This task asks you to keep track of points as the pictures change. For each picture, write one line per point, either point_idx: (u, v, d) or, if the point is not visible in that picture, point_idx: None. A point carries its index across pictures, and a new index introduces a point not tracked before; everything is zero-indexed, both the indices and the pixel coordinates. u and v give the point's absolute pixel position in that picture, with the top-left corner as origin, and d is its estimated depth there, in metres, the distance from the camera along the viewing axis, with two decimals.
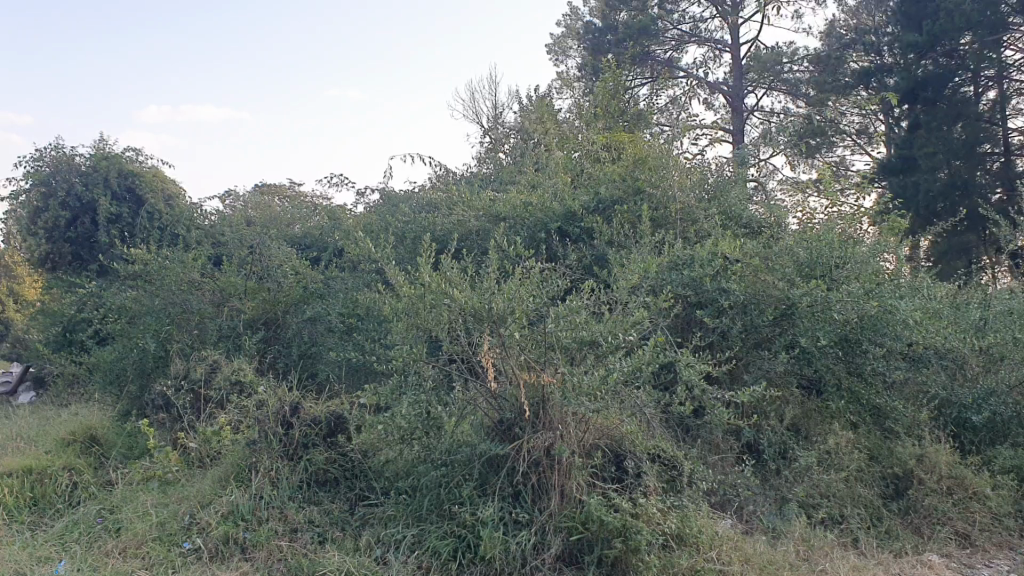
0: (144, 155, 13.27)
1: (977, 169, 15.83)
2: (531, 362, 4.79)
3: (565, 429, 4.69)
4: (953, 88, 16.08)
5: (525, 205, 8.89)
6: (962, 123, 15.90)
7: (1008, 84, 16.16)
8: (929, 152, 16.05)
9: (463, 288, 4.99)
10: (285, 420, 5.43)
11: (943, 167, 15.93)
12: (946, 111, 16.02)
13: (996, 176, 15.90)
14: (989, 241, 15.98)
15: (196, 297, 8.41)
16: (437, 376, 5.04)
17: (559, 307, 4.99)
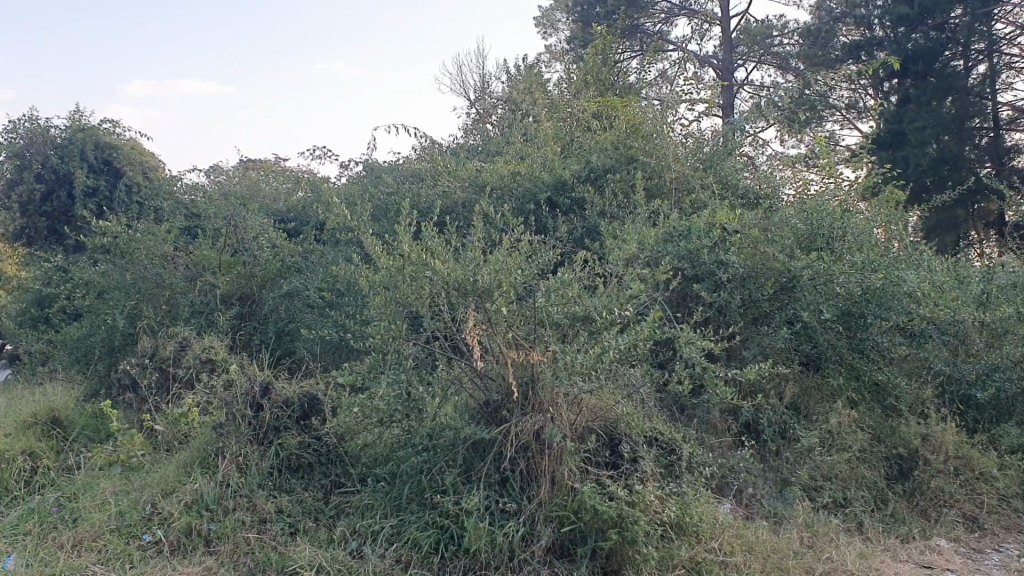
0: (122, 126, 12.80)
1: (966, 143, 15.46)
2: (519, 339, 4.41)
3: (556, 411, 4.33)
4: (944, 63, 15.76)
5: (514, 175, 8.51)
6: (952, 97, 15.48)
7: (998, 58, 15.91)
8: (919, 126, 15.54)
9: (445, 259, 4.61)
10: (256, 402, 5.01)
11: (932, 141, 15.45)
12: (935, 86, 15.57)
13: (987, 150, 15.57)
14: (979, 214, 15.90)
15: (167, 271, 8.00)
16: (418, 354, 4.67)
17: (550, 280, 4.64)
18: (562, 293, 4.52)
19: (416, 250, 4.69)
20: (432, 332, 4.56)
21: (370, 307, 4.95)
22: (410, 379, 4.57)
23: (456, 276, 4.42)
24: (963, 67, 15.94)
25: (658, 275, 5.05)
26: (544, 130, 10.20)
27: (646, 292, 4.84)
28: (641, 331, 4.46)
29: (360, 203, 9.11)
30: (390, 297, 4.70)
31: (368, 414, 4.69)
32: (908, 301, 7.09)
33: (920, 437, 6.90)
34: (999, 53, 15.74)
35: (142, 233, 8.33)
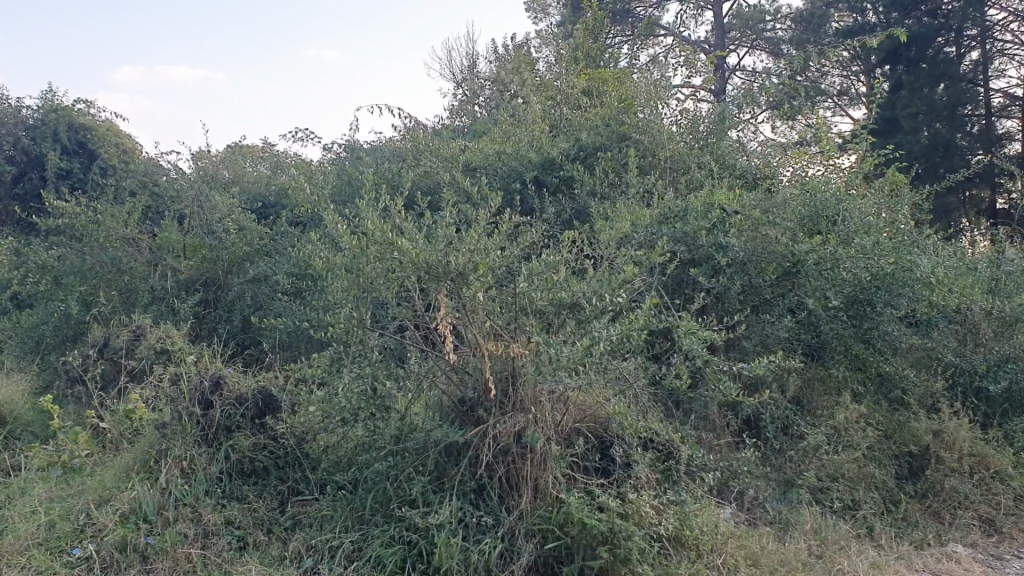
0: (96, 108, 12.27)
1: (959, 129, 15.03)
2: (498, 330, 3.92)
3: (539, 411, 3.84)
4: (936, 49, 15.21)
5: (498, 153, 8.00)
6: (945, 84, 14.98)
7: (991, 45, 15.57)
8: (911, 113, 14.90)
9: (413, 238, 4.06)
10: (206, 400, 4.52)
11: (925, 127, 14.86)
12: (928, 72, 15.05)
13: (979, 137, 15.24)
14: (970, 202, 15.34)
15: (127, 256, 7.47)
16: (383, 346, 4.16)
17: (533, 263, 4.12)
18: (547, 275, 4.01)
19: (372, 220, 4.05)
20: (401, 320, 4.07)
21: (331, 292, 4.41)
22: (377, 373, 4.08)
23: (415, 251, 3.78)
24: (956, 54, 15.49)
25: (653, 256, 4.54)
26: (530, 111, 9.68)
27: (641, 276, 4.34)
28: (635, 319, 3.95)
29: (334, 182, 8.56)
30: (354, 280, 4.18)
31: (329, 412, 4.19)
32: (919, 287, 6.61)
33: (933, 432, 6.42)
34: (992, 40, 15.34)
35: (100, 212, 7.76)
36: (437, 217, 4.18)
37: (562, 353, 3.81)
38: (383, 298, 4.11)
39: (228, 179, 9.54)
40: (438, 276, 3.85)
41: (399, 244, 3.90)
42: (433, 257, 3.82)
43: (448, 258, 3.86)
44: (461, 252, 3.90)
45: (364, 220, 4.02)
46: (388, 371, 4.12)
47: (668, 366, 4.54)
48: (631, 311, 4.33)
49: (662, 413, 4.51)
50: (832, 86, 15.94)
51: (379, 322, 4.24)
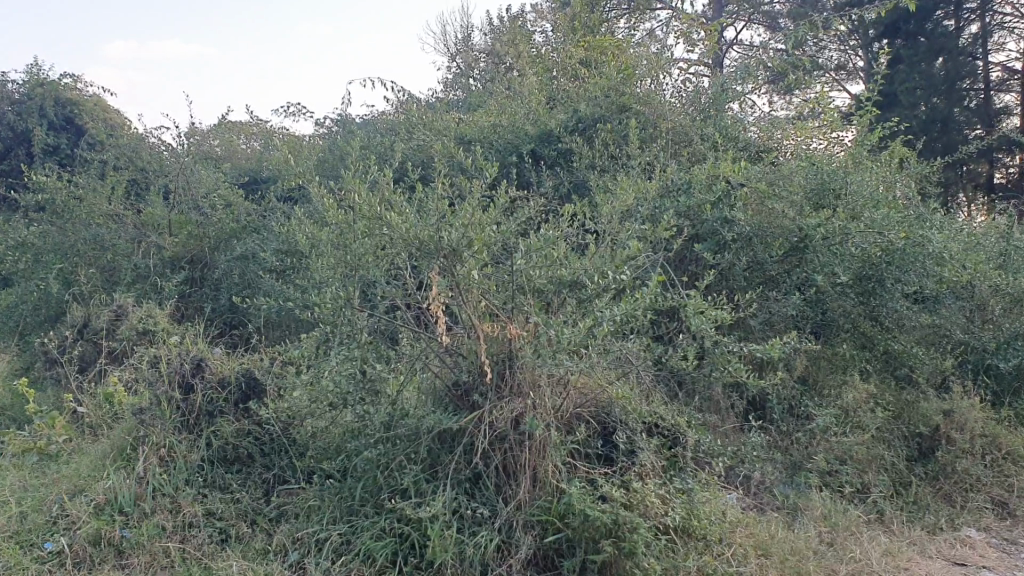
0: (84, 83, 11.98)
1: (957, 103, 14.45)
2: (493, 310, 3.69)
3: (538, 396, 3.62)
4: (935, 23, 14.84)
5: (494, 127, 7.75)
6: (943, 58, 14.53)
7: (991, 17, 14.85)
8: (907, 89, 14.50)
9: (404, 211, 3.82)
10: (187, 383, 4.29)
11: (923, 102, 14.47)
12: (926, 47, 14.63)
13: (976, 112, 14.66)
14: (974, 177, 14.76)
15: (111, 233, 7.23)
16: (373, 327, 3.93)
17: (531, 239, 3.88)
18: (545, 251, 3.77)
19: (360, 193, 3.80)
20: (392, 300, 3.84)
21: (315, 270, 4.17)
22: (366, 354, 3.86)
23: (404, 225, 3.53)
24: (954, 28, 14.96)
25: (659, 230, 4.30)
26: (527, 83, 9.38)
27: (647, 251, 4.10)
28: (640, 299, 3.71)
29: (325, 156, 8.29)
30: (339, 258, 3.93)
31: (316, 397, 3.97)
32: (929, 263, 6.39)
33: (943, 413, 6.20)
34: (992, 13, 14.91)
35: (83, 187, 7.50)
36: (428, 187, 3.93)
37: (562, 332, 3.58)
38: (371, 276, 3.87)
39: (217, 153, 9.28)
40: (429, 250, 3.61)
41: (389, 218, 3.65)
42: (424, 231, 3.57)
43: (440, 234, 3.62)
44: (455, 226, 3.65)
45: (351, 193, 3.77)
46: (377, 351, 3.90)
47: (675, 343, 4.29)
48: (635, 289, 4.09)
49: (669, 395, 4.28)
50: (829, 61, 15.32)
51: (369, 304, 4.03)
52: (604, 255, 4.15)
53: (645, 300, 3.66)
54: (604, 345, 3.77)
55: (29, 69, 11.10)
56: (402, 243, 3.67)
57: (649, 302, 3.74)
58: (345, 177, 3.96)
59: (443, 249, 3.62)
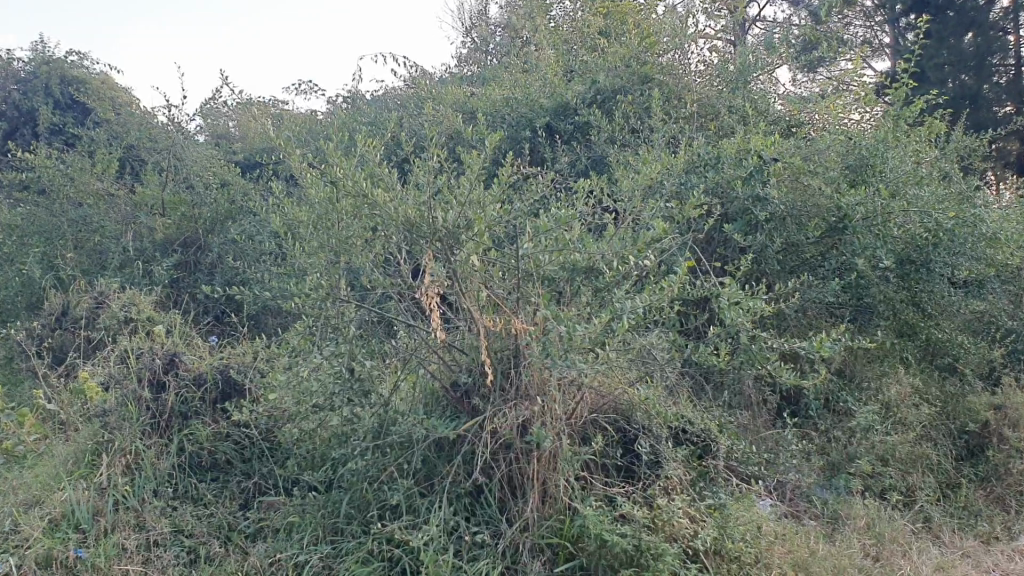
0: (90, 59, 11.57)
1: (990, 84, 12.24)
2: (498, 300, 3.22)
3: (548, 399, 3.15)
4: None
5: (507, 100, 7.27)
6: (974, 32, 12.63)
7: None
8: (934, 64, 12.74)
9: (394, 187, 3.34)
10: (159, 382, 3.86)
11: (950, 79, 12.65)
12: (955, 19, 12.77)
13: (1006, 88, 12.49)
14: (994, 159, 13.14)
15: (101, 214, 6.82)
16: (362, 319, 3.47)
17: (541, 219, 3.39)
18: (556, 233, 3.29)
19: (344, 166, 3.33)
20: (382, 289, 3.38)
21: (294, 254, 3.69)
22: (355, 349, 3.40)
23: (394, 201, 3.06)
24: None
25: (686, 209, 3.79)
26: (541, 56, 8.81)
27: (672, 233, 3.60)
28: (665, 288, 3.22)
29: (326, 130, 7.79)
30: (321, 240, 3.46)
31: (299, 397, 3.52)
32: (981, 244, 5.82)
33: (994, 408, 5.68)
34: None
35: (72, 164, 7.08)
36: (423, 161, 3.45)
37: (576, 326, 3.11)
38: (358, 262, 3.41)
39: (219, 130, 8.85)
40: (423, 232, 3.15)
41: (377, 195, 3.18)
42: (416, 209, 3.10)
43: (435, 213, 3.14)
44: (453, 204, 3.18)
45: (335, 167, 3.30)
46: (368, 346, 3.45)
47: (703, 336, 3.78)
48: (660, 277, 3.59)
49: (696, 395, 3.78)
50: (855, 36, 14.25)
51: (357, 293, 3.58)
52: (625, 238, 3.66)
53: (672, 290, 3.19)
54: (623, 341, 3.29)
55: (35, 45, 10.67)
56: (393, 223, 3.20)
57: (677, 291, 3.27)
58: (329, 149, 3.49)
59: (439, 231, 3.15)
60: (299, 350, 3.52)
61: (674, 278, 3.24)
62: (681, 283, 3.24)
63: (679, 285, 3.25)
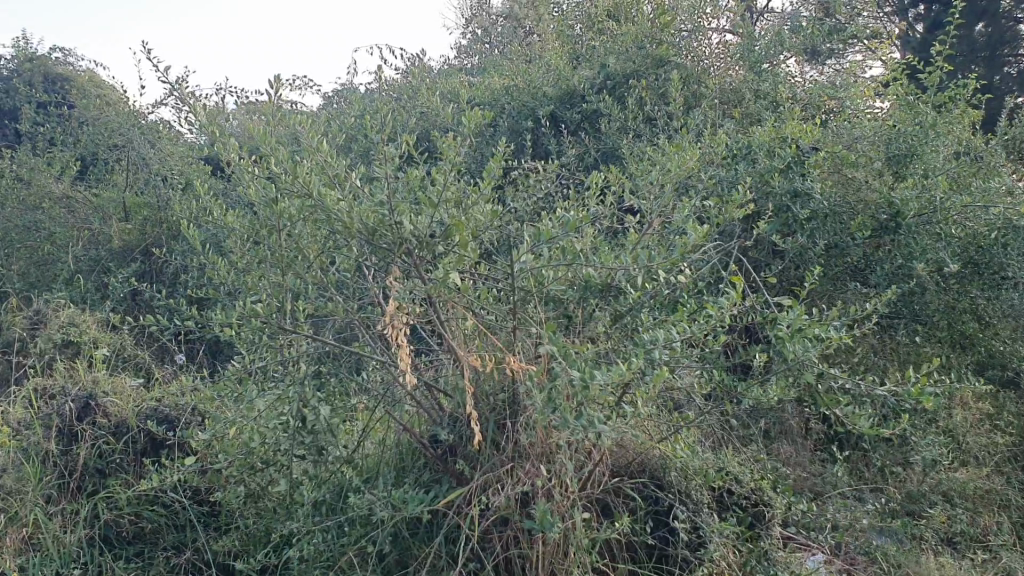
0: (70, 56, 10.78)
1: (1000, 71, 10.71)
2: (488, 331, 2.46)
3: (554, 463, 2.39)
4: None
5: (507, 88, 6.49)
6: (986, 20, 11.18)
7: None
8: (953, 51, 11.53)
9: (353, 186, 2.56)
10: (71, 430, 3.10)
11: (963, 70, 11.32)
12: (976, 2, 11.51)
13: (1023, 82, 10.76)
14: None
15: (54, 219, 6.08)
16: (317, 355, 2.71)
17: (545, 224, 2.62)
18: (562, 241, 2.51)
19: (277, 155, 2.53)
20: (339, 317, 2.61)
21: (228, 270, 2.90)
22: (307, 394, 2.64)
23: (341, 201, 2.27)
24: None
25: (728, 206, 2.99)
26: (541, 42, 8.00)
27: (711, 238, 2.82)
28: (710, 312, 2.45)
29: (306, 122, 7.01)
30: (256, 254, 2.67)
31: (238, 454, 2.76)
32: None
33: None
34: None
35: (23, 164, 6.33)
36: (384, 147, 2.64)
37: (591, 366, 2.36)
38: (306, 282, 2.62)
39: None
40: (385, 241, 2.36)
41: (321, 194, 2.38)
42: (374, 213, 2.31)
43: (399, 218, 2.35)
44: (424, 204, 2.39)
45: (273, 159, 2.53)
46: (324, 388, 2.71)
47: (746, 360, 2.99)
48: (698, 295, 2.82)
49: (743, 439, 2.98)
50: None
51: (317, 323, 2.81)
52: (652, 244, 2.87)
53: (720, 315, 2.42)
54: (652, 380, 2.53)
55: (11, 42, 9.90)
56: (344, 230, 2.41)
57: (727, 314, 2.51)
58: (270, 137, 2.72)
59: (407, 243, 2.36)
60: (238, 393, 2.77)
61: (722, 300, 2.48)
62: (732, 305, 2.48)
63: (728, 308, 2.49)
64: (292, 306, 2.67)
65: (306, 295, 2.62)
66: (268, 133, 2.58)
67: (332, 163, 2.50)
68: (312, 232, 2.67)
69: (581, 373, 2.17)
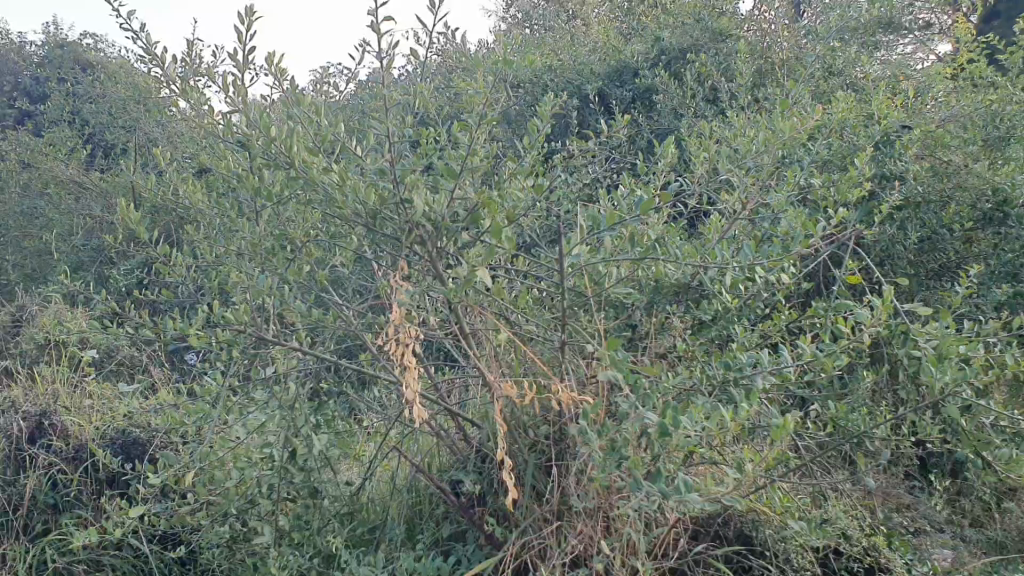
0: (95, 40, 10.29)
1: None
2: (529, 347, 1.85)
3: (620, 526, 1.78)
4: None
5: (550, 65, 5.82)
6: None
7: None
8: None
9: (349, 155, 1.93)
10: (19, 457, 2.56)
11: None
12: None
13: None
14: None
15: (54, 206, 5.54)
16: (306, 372, 2.10)
17: (604, 206, 1.98)
18: (628, 228, 1.86)
19: (248, 110, 1.90)
20: (334, 327, 2.01)
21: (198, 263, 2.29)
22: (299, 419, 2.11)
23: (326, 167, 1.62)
24: None
25: (839, 186, 2.33)
26: (586, 15, 7.26)
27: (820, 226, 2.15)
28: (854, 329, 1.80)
29: None
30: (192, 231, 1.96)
31: (208, 496, 2.18)
32: None
33: None
34: None
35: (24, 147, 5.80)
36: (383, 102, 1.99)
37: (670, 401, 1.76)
38: (288, 279, 1.99)
39: None
40: (390, 226, 1.72)
41: (302, 161, 1.75)
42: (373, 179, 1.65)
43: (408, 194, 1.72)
44: (441, 178, 1.76)
45: (241, 120, 1.91)
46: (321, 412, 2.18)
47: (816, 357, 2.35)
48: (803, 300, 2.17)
49: (858, 479, 2.34)
50: None
51: (310, 332, 2.20)
52: (741, 235, 2.21)
53: (859, 337, 1.78)
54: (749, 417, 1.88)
55: None
56: (334, 210, 1.78)
57: (862, 333, 1.86)
58: (247, 95, 2.10)
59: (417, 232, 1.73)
60: (207, 419, 2.19)
61: (859, 315, 1.83)
62: (873, 325, 1.84)
63: (866, 329, 1.85)
64: (274, 311, 2.06)
65: (289, 297, 2.01)
66: (239, 83, 1.95)
67: (320, 118, 1.86)
68: (302, 213, 2.06)
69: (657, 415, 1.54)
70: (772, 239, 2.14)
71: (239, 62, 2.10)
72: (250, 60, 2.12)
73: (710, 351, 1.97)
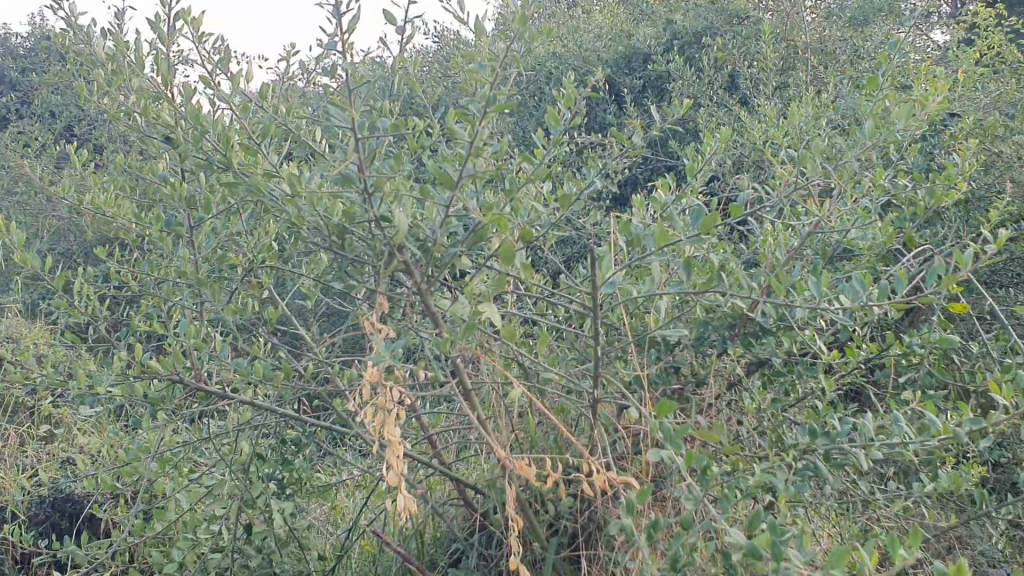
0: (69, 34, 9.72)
1: None
2: (548, 409, 1.39)
3: None
4: None
5: (554, 51, 5.30)
6: None
7: None
8: None
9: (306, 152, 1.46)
10: None
11: None
12: None
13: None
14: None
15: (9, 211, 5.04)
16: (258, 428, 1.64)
17: (643, 215, 1.50)
18: (680, 249, 1.38)
19: (170, 93, 1.43)
20: (295, 376, 1.55)
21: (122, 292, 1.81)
22: (253, 485, 1.72)
23: (271, 174, 1.17)
24: None
25: (932, 188, 1.85)
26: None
27: (913, 238, 1.68)
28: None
29: None
30: (101, 254, 1.51)
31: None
32: None
33: None
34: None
35: None
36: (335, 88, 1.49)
37: (738, 493, 1.31)
38: (238, 315, 1.56)
39: None
40: (362, 252, 1.27)
41: (241, 163, 1.29)
42: (327, 181, 1.17)
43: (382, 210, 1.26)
44: (430, 184, 1.29)
45: (164, 111, 1.44)
46: (279, 473, 1.78)
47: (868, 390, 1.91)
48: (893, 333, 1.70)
49: (951, 550, 1.89)
50: None
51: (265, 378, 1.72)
52: (814, 249, 1.74)
53: (1006, 420, 1.20)
54: (841, 495, 1.43)
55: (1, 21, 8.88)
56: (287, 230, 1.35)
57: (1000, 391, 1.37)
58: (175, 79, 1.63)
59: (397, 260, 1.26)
60: (135, 488, 1.72)
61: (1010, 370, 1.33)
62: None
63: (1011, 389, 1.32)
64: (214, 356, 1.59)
65: (232, 337, 1.54)
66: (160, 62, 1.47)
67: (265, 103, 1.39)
68: (249, 231, 1.60)
69: (737, 526, 1.07)
70: (855, 253, 1.68)
71: (165, 36, 1.62)
72: (181, 35, 1.64)
73: (784, 409, 1.53)
